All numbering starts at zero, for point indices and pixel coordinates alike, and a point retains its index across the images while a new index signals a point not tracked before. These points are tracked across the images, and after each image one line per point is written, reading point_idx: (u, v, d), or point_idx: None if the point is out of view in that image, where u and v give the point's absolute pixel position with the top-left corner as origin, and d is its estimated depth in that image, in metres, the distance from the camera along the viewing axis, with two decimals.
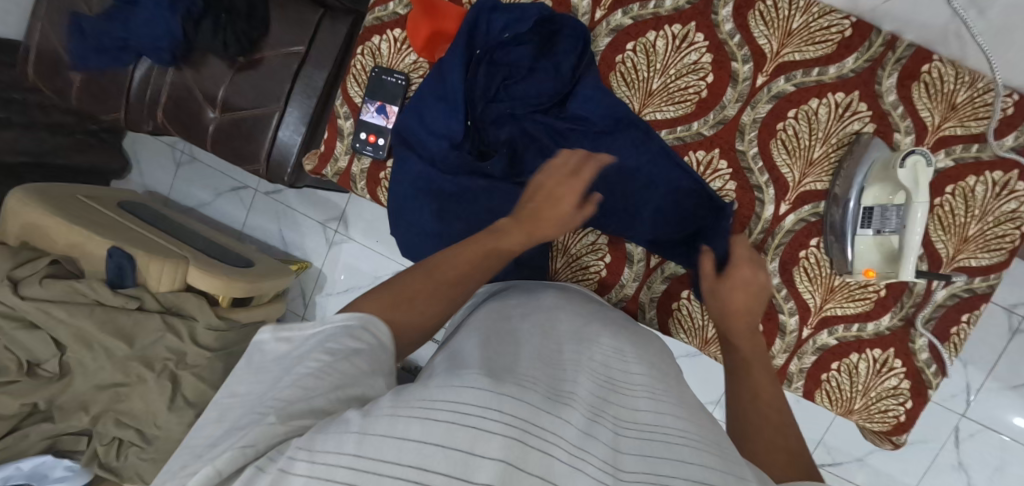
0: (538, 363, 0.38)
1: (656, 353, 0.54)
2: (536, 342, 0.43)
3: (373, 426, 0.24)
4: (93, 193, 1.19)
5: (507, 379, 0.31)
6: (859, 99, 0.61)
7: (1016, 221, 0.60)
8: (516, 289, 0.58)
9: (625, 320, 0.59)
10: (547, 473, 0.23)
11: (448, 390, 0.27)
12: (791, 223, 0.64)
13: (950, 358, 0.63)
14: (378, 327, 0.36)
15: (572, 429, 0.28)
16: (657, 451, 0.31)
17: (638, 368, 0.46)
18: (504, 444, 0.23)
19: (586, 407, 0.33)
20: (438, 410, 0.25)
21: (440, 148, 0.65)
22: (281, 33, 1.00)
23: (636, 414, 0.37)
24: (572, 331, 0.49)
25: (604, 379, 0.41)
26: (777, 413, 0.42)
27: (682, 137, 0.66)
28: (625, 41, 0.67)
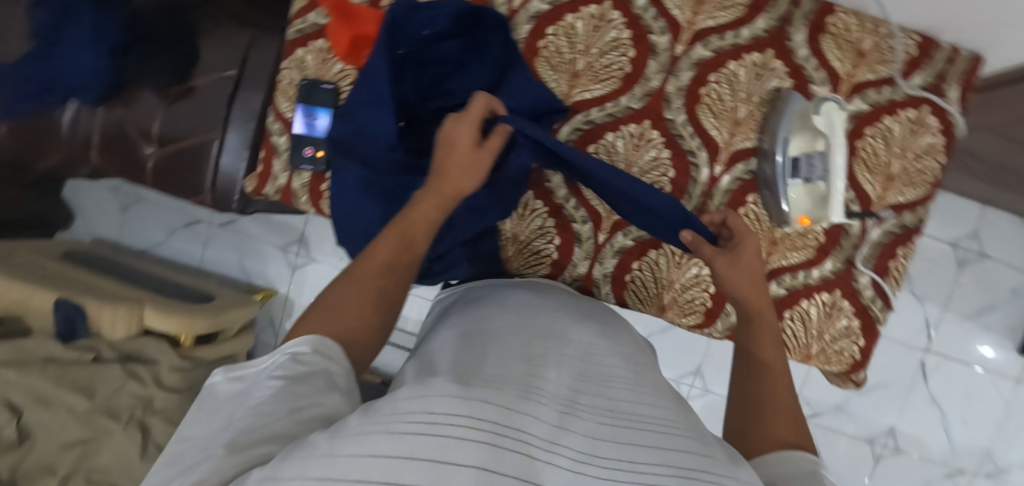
0: (510, 356, 0.37)
1: (619, 332, 0.53)
2: (508, 335, 0.41)
3: (345, 446, 0.23)
4: (35, 246, 1.15)
5: (473, 381, 0.30)
6: (774, 57, 0.64)
7: (933, 154, 0.65)
8: (486, 290, 0.57)
9: (591, 306, 0.59)
10: (526, 475, 0.23)
11: (416, 399, 0.26)
12: (728, 183, 0.66)
13: (892, 292, 0.67)
14: (329, 346, 0.37)
15: (543, 423, 0.28)
16: (630, 435, 0.31)
17: (608, 351, 0.46)
18: (477, 451, 0.23)
19: (558, 398, 0.33)
20: (407, 422, 0.24)
21: (378, 150, 0.62)
22: (213, 59, 0.97)
23: (614, 397, 0.36)
24: (545, 320, 0.48)
25: (578, 365, 0.40)
26: (773, 398, 0.44)
27: (613, 112, 0.66)
28: (545, 26, 0.65)
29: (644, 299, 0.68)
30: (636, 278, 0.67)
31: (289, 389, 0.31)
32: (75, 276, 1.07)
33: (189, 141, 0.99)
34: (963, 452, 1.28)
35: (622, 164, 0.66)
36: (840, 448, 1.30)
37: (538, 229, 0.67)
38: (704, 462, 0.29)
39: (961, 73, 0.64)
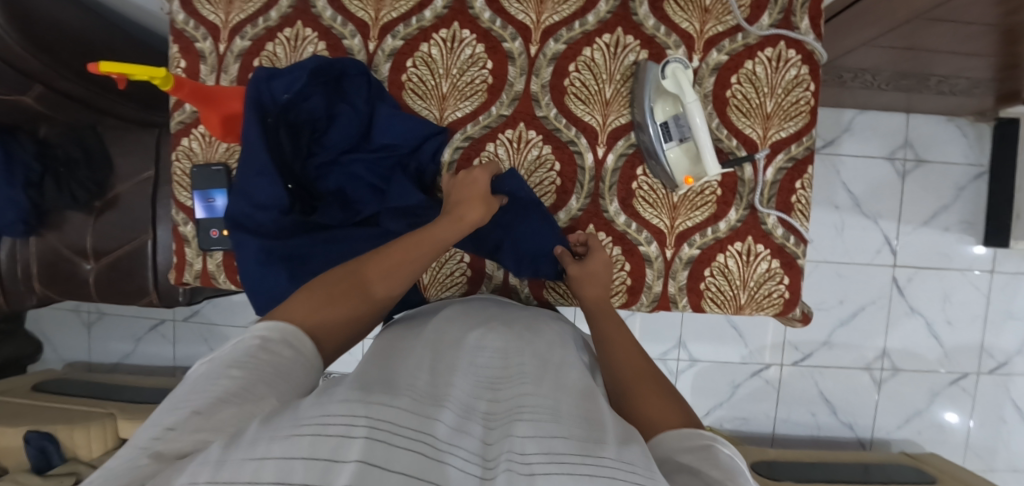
0: (419, 375, 0.39)
1: (535, 332, 0.55)
2: (422, 361, 0.44)
3: (248, 451, 0.23)
4: (4, 386, 1.15)
5: (379, 391, 0.32)
6: (624, 34, 0.66)
7: (800, 85, 0.67)
8: (415, 319, 0.59)
9: (520, 313, 0.62)
10: (412, 468, 0.23)
11: (319, 407, 0.27)
12: (614, 162, 0.67)
13: (802, 225, 0.68)
14: (286, 350, 0.39)
15: (442, 424, 0.28)
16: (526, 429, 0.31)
17: (527, 357, 0.47)
18: (365, 447, 0.23)
19: (461, 406, 0.34)
20: (304, 427, 0.24)
21: (270, 219, 0.63)
22: (128, 165, 0.99)
23: (519, 393, 0.38)
24: (469, 341, 0.49)
25: (490, 377, 0.42)
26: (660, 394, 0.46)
27: (488, 124, 0.68)
28: (403, 60, 0.68)
29: (564, 293, 0.70)
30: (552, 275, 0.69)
31: (233, 394, 0.31)
32: (44, 405, 1.08)
33: (123, 249, 1.01)
34: (959, 354, 1.27)
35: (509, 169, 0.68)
36: (841, 382, 1.29)
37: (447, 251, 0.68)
38: (590, 446, 0.28)
39: (805, 4, 0.66)
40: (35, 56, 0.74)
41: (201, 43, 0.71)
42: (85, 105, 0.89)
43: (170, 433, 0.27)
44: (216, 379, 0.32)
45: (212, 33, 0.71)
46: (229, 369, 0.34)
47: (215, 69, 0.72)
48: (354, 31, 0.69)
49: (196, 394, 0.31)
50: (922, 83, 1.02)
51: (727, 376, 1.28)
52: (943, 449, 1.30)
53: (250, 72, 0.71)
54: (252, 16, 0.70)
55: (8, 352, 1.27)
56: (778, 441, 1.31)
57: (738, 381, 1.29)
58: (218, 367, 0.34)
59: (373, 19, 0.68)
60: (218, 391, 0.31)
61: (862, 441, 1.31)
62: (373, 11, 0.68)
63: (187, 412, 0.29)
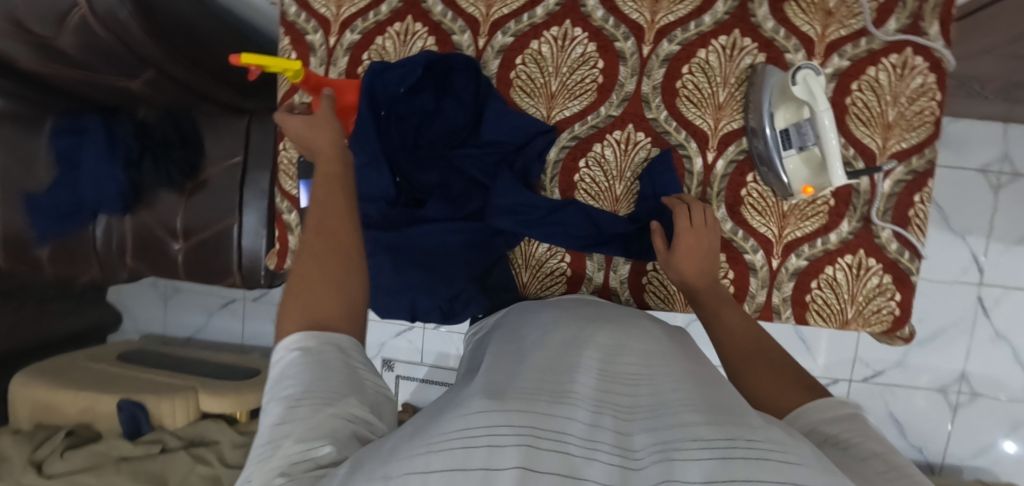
0: (538, 373, 0.38)
1: (636, 321, 0.54)
2: (533, 355, 0.43)
3: (406, 461, 0.23)
4: (91, 354, 1.23)
5: (505, 393, 0.32)
6: (741, 36, 0.65)
7: (926, 94, 0.64)
8: (514, 315, 0.59)
9: (618, 307, 0.60)
10: (566, 469, 0.23)
11: (453, 416, 0.27)
12: (723, 167, 0.66)
13: (919, 241, 0.65)
14: (333, 335, 0.36)
15: (578, 420, 0.28)
16: (658, 422, 0.30)
17: (637, 345, 0.46)
18: (515, 452, 0.23)
19: (586, 398, 0.33)
20: (451, 437, 0.25)
21: (378, 210, 0.65)
22: (219, 149, 1.04)
23: (637, 393, 0.36)
24: (570, 331, 0.49)
25: (607, 370, 0.40)
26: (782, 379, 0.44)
27: (595, 124, 0.67)
28: (512, 57, 0.68)
29: (665, 297, 0.68)
30: (652, 279, 0.68)
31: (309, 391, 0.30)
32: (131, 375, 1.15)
33: (211, 229, 1.06)
34: None
35: (615, 170, 0.67)
36: (912, 404, 1.24)
37: (547, 251, 0.69)
38: (733, 429, 0.28)
39: (937, 8, 0.63)
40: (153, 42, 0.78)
41: (312, 35, 0.74)
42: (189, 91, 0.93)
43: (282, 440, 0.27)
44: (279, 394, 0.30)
45: (324, 26, 0.73)
46: (289, 381, 0.31)
47: (325, 61, 0.74)
48: (464, 27, 0.69)
49: (275, 404, 0.30)
50: None
51: None
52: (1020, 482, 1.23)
53: (359, 65, 0.72)
54: (363, 10, 0.72)
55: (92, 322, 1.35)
56: None
57: None
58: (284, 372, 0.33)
59: (483, 15, 0.69)
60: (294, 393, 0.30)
61: (932, 467, 1.25)
62: (484, 8, 0.68)
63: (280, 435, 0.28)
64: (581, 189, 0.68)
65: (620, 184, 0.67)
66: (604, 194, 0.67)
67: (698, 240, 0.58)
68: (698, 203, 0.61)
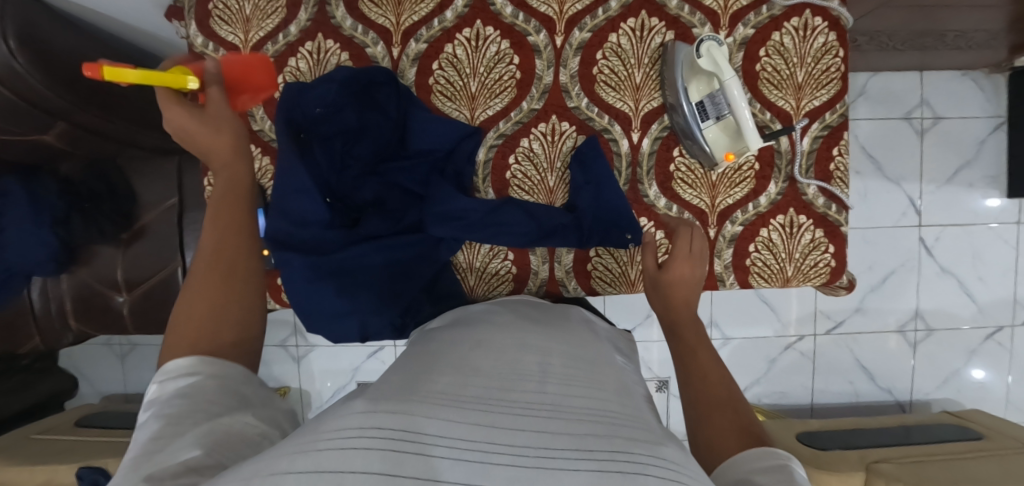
0: (444, 379, 0.38)
1: (569, 331, 0.55)
2: (446, 361, 0.43)
3: (267, 466, 0.22)
4: (46, 425, 1.16)
5: (399, 402, 0.30)
6: (648, 17, 0.65)
7: (829, 52, 0.66)
8: (450, 320, 0.58)
9: (555, 311, 0.62)
10: (427, 472, 0.22)
11: (329, 425, 0.26)
12: (650, 146, 0.67)
13: (842, 192, 0.68)
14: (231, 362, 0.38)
15: (458, 425, 0.27)
16: (547, 425, 0.30)
17: (556, 353, 0.47)
18: (376, 455, 0.22)
19: (480, 404, 0.32)
20: (319, 444, 0.23)
21: (312, 234, 0.63)
22: (151, 194, 1.00)
23: (540, 389, 0.37)
24: (507, 339, 0.49)
25: (517, 370, 0.41)
26: (732, 415, 0.44)
27: (519, 120, 0.67)
28: (429, 63, 0.67)
29: (612, 281, 0.69)
30: (598, 265, 0.69)
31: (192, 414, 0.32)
32: (90, 440, 1.10)
33: (156, 277, 1.01)
34: (993, 309, 1.27)
35: (545, 162, 0.67)
36: (876, 348, 1.29)
37: (491, 251, 0.69)
38: (622, 444, 0.28)
39: None
40: (57, 93, 0.73)
41: None
42: (105, 137, 0.88)
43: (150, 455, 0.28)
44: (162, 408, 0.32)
45: (233, 53, 0.71)
46: (174, 395, 0.33)
47: None
48: (376, 38, 0.68)
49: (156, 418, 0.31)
50: (939, 39, 1.00)
51: (762, 351, 1.28)
52: (983, 406, 1.30)
53: (274, 89, 0.70)
54: (272, 33, 0.70)
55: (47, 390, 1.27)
56: (818, 412, 1.31)
57: (774, 356, 1.28)
58: (172, 389, 0.34)
59: (394, 24, 0.68)
60: (180, 412, 0.32)
61: (901, 405, 1.30)
62: (394, 17, 0.67)
63: (149, 439, 0.29)
64: (514, 185, 0.68)
65: (552, 175, 0.68)
66: (538, 187, 0.68)
67: (691, 264, 0.60)
68: (694, 230, 0.62)
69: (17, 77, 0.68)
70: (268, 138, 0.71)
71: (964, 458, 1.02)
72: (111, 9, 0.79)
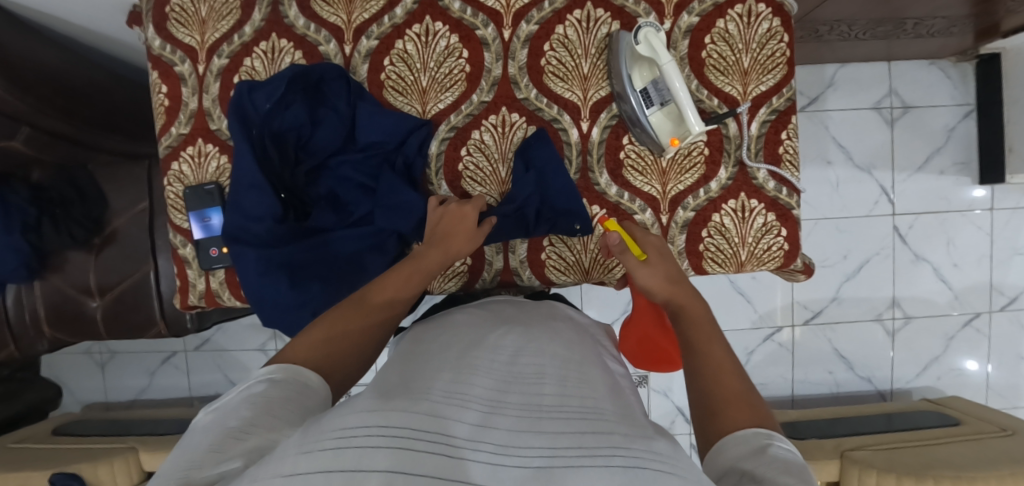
0: (445, 376, 0.40)
1: (551, 333, 0.56)
2: (450, 359, 0.45)
3: (280, 467, 0.24)
4: (23, 434, 1.16)
5: (398, 397, 0.32)
6: (594, 8, 0.67)
7: (774, 37, 0.67)
8: (427, 326, 0.61)
9: (531, 310, 0.64)
10: (436, 470, 0.24)
11: (339, 419, 0.28)
12: (599, 134, 0.68)
13: (793, 176, 0.68)
14: (305, 374, 0.42)
15: (464, 425, 0.30)
16: (553, 426, 0.32)
17: (543, 354, 0.48)
18: (388, 452, 0.24)
19: (484, 403, 0.35)
20: (327, 439, 0.25)
21: (265, 229, 0.65)
22: (121, 200, 1.01)
23: (543, 391, 0.40)
24: (501, 344, 0.50)
25: (517, 372, 0.43)
26: (744, 399, 0.43)
27: (470, 112, 0.68)
28: (380, 59, 0.68)
29: (566, 270, 0.70)
30: (551, 254, 0.69)
31: (257, 421, 0.33)
32: (68, 447, 1.10)
33: (128, 281, 1.02)
34: (969, 294, 1.27)
35: (496, 154, 0.68)
36: (854, 336, 1.29)
37: None
38: (620, 440, 0.30)
39: None
40: (19, 99, 0.74)
41: (180, 66, 0.72)
42: (74, 143, 0.89)
43: (203, 459, 0.29)
44: (228, 422, 0.33)
45: (190, 55, 0.72)
46: (242, 405, 0.35)
47: (196, 90, 0.72)
48: (328, 36, 0.69)
49: (222, 424, 0.33)
50: (899, 27, 1.02)
51: (739, 343, 1.28)
52: (963, 392, 1.30)
53: (231, 89, 0.71)
54: (227, 34, 0.71)
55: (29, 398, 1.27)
56: (798, 403, 1.31)
57: (752, 347, 1.28)
58: (241, 399, 0.36)
59: (346, 22, 0.69)
60: (245, 420, 0.33)
61: (882, 393, 1.30)
62: (345, 15, 0.68)
63: (206, 449, 0.30)
64: (467, 177, 0.68)
65: (503, 166, 0.69)
66: (490, 178, 0.69)
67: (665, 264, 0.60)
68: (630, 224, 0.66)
69: None
70: (225, 136, 0.72)
71: (940, 442, 1.02)
72: (72, 15, 0.80)
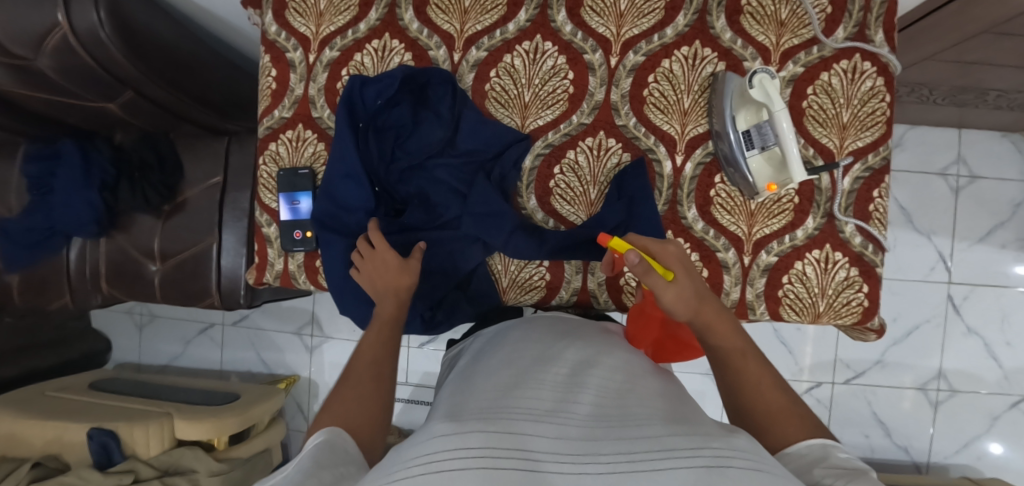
0: (528, 389, 0.40)
1: (622, 349, 0.55)
2: (511, 374, 0.45)
3: None
4: (61, 384, 1.18)
5: (470, 417, 0.32)
6: (701, 46, 0.68)
7: (877, 96, 0.68)
8: (490, 338, 0.62)
9: (597, 327, 0.64)
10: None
11: (420, 445, 0.28)
12: (692, 170, 0.69)
13: (880, 233, 0.68)
14: (344, 436, 0.41)
15: (540, 438, 0.29)
16: (632, 431, 0.33)
17: (618, 369, 0.48)
18: (477, 473, 0.24)
19: (576, 416, 0.35)
20: (413, 467, 0.26)
21: (357, 220, 0.67)
22: (197, 170, 1.04)
23: (640, 406, 0.40)
24: (575, 358, 0.49)
25: (608, 386, 0.43)
26: (790, 413, 0.45)
27: (567, 132, 0.70)
28: (486, 71, 0.70)
29: None
30: (629, 281, 0.69)
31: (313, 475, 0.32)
32: (103, 403, 1.12)
33: (190, 250, 1.05)
34: (1019, 377, 1.23)
35: (588, 176, 0.70)
36: (895, 403, 1.26)
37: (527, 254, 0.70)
38: (700, 438, 0.30)
39: (880, 17, 0.67)
40: (131, 62, 0.78)
41: (292, 53, 0.75)
42: (168, 111, 0.93)
43: None
44: (284, 480, 0.32)
45: (303, 44, 0.75)
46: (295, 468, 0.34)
47: (304, 78, 0.75)
48: (439, 42, 0.71)
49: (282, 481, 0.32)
50: (980, 97, 1.01)
51: None
52: (1003, 477, 1.26)
53: (337, 81, 0.74)
54: (342, 28, 0.74)
55: (81, 348, 1.35)
56: None
57: None
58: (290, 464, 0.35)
59: (458, 31, 0.71)
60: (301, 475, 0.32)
61: (918, 465, 1.26)
62: (459, 24, 0.71)
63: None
64: (557, 195, 0.70)
65: (594, 189, 0.70)
66: (579, 199, 0.70)
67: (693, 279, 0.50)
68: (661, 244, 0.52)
69: (101, 45, 0.74)
70: (326, 125, 0.74)
71: None
72: None
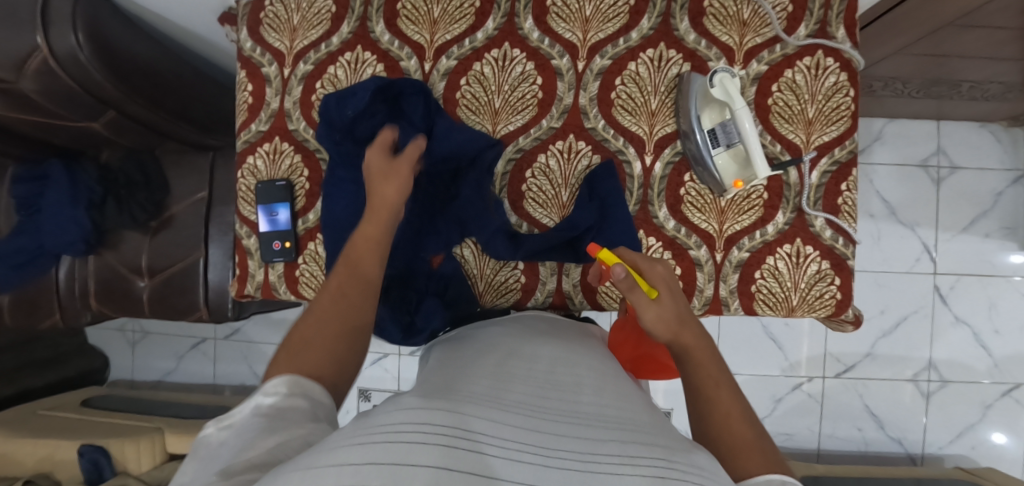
0: (489, 383, 0.40)
1: (592, 347, 0.56)
2: (489, 366, 0.45)
3: (321, 459, 0.22)
4: (54, 402, 1.19)
5: (439, 399, 0.32)
6: (666, 49, 0.69)
7: (841, 91, 0.69)
8: (464, 332, 0.62)
9: (569, 327, 0.64)
10: (483, 469, 0.22)
11: (386, 417, 0.27)
12: (661, 169, 0.70)
13: (850, 226, 0.69)
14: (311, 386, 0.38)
15: (505, 428, 0.28)
16: (594, 434, 0.32)
17: (583, 366, 0.48)
18: (436, 447, 0.23)
19: (532, 410, 0.35)
20: (375, 434, 0.24)
21: (337, 228, 0.69)
22: (183, 186, 1.05)
23: (600, 400, 0.41)
24: (546, 355, 0.49)
25: (573, 383, 0.44)
26: (756, 449, 0.38)
27: (538, 136, 0.71)
28: (457, 79, 0.72)
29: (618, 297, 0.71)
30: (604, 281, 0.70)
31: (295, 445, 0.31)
32: (95, 419, 1.12)
33: (177, 265, 1.06)
34: (1010, 364, 1.23)
35: (560, 178, 0.71)
36: (887, 395, 1.26)
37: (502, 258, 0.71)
38: (662, 451, 0.28)
39: (841, 14, 0.68)
40: (111, 83, 0.80)
41: (267, 68, 0.76)
42: (151, 128, 0.94)
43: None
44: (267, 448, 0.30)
45: (278, 59, 0.76)
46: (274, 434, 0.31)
47: (279, 92, 0.76)
48: (410, 53, 0.73)
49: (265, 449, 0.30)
50: (954, 89, 1.02)
51: (767, 389, 1.26)
52: (998, 465, 1.25)
53: (312, 94, 0.75)
54: (315, 42, 0.75)
55: (77, 365, 1.36)
56: (824, 456, 1.28)
57: (780, 395, 1.26)
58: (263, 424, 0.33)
59: (428, 41, 0.72)
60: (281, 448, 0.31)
61: (913, 457, 1.26)
62: (428, 34, 0.72)
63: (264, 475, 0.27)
64: (530, 198, 0.71)
65: (566, 191, 0.71)
66: (552, 202, 0.71)
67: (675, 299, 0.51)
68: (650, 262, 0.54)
69: (80, 66, 0.75)
70: (303, 137, 0.75)
71: None
72: (170, 12, 0.86)
